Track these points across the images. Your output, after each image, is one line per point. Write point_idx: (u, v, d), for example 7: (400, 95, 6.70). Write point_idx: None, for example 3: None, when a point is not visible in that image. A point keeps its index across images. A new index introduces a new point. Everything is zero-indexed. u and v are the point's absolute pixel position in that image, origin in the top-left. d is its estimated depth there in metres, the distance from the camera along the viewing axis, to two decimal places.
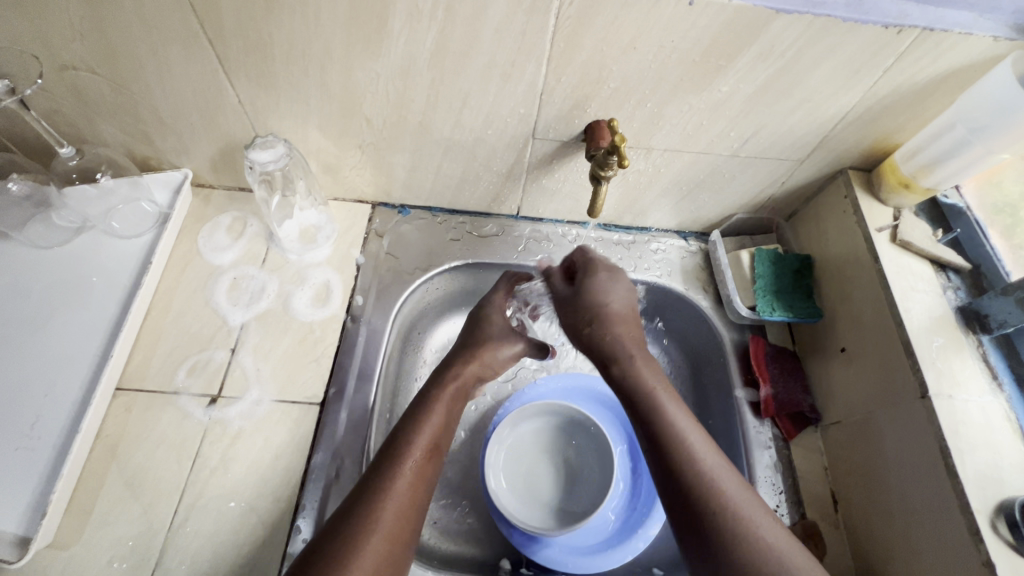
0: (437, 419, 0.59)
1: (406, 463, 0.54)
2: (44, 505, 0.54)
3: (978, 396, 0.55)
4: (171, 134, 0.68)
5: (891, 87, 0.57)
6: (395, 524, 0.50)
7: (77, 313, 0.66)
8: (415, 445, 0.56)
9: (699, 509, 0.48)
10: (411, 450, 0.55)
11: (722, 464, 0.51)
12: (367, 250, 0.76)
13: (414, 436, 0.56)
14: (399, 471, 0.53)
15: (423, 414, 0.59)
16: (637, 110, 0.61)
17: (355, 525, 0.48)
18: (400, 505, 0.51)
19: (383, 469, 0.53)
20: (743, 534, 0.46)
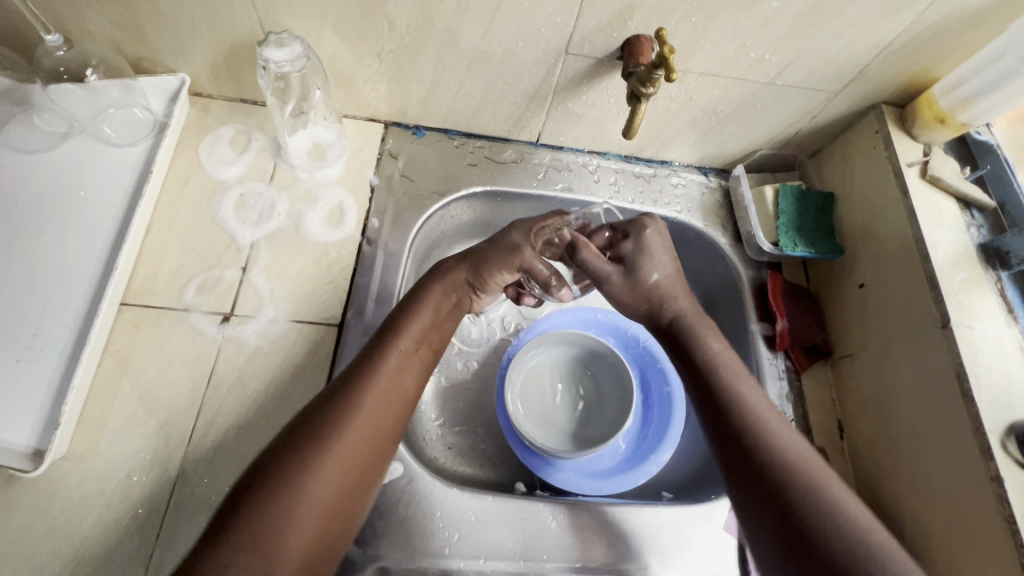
0: (430, 314, 0.57)
1: (385, 362, 0.52)
2: (56, 417, 0.52)
3: (995, 327, 0.56)
4: (168, 30, 0.61)
5: (945, 11, 0.55)
6: (378, 422, 0.50)
7: (73, 223, 0.62)
8: (390, 355, 0.53)
9: (746, 452, 0.48)
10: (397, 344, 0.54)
11: (769, 409, 0.51)
12: (380, 171, 0.73)
13: (395, 340, 0.54)
14: (376, 374, 0.51)
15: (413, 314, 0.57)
16: (680, 25, 0.58)
17: (335, 419, 0.48)
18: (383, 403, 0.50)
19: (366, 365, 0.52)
20: (818, 504, 0.44)
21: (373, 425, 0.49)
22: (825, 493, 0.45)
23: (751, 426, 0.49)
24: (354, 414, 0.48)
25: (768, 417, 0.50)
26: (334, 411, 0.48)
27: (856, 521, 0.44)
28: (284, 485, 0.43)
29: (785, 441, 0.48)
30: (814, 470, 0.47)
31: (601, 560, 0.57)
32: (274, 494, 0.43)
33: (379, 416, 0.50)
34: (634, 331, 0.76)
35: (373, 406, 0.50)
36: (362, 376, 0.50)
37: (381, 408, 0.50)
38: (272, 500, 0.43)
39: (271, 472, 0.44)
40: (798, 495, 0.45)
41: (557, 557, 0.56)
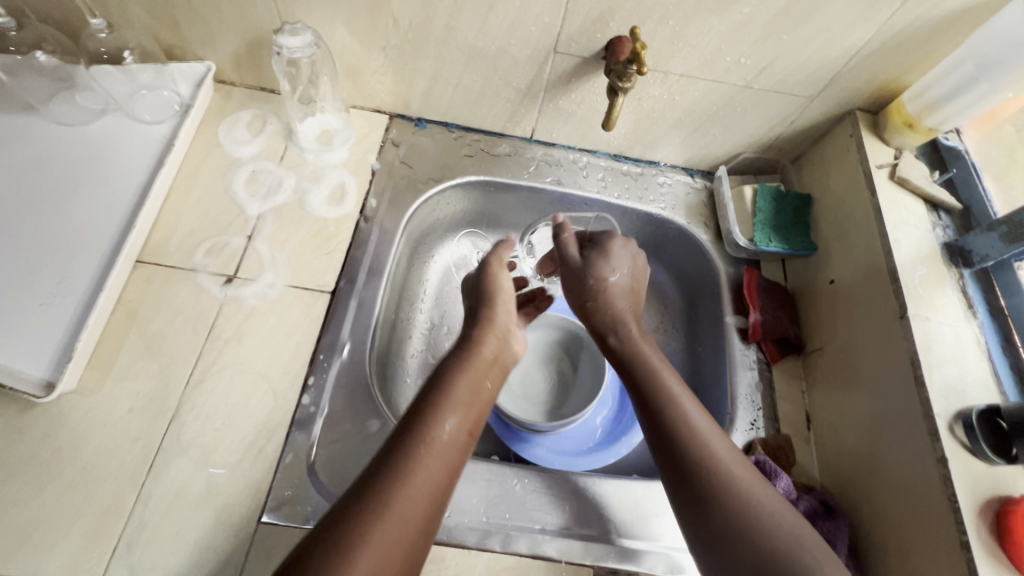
0: (488, 355, 0.59)
1: (428, 440, 0.48)
2: (69, 353, 0.57)
3: (953, 320, 0.58)
4: (198, 21, 0.68)
5: (907, 20, 0.59)
6: (454, 450, 0.49)
7: (102, 188, 0.68)
8: (434, 432, 0.49)
9: (691, 477, 0.50)
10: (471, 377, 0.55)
11: (716, 436, 0.53)
12: (382, 157, 0.78)
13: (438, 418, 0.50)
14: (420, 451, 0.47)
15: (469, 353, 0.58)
16: (659, 27, 0.63)
17: (413, 450, 0.47)
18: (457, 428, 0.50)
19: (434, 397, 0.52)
20: (749, 519, 0.47)
21: (443, 454, 0.48)
22: (748, 500, 0.48)
23: (694, 456, 0.51)
24: (431, 442, 0.48)
25: (710, 439, 0.52)
26: (403, 444, 0.47)
27: (771, 516, 0.47)
28: (367, 524, 0.42)
29: (732, 464, 0.50)
30: (750, 490, 0.49)
31: (562, 524, 0.59)
32: (348, 533, 0.41)
33: (451, 443, 0.49)
34: None
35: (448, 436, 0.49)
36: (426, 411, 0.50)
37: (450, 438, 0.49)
38: (345, 539, 0.41)
39: (349, 515, 0.42)
40: (728, 512, 0.48)
41: (519, 517, 0.59)
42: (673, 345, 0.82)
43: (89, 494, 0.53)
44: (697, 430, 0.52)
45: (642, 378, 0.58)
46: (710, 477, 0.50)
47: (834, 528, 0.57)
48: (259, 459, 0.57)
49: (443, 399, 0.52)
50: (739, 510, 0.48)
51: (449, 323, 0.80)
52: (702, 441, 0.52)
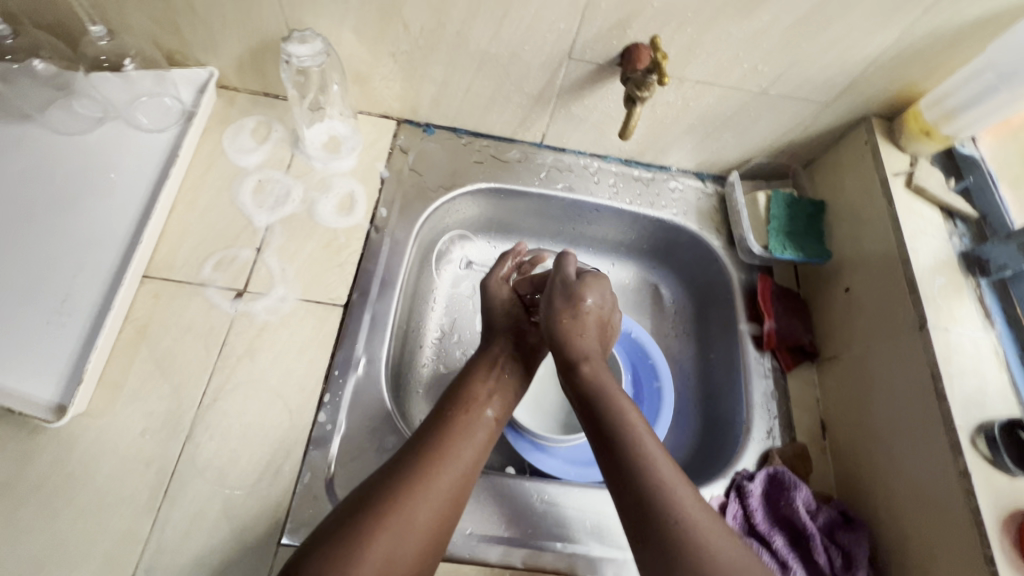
0: (494, 386, 0.62)
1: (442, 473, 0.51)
2: (79, 375, 0.56)
3: (972, 331, 0.59)
4: (201, 26, 0.66)
5: (928, 29, 0.58)
6: (458, 483, 0.52)
7: (104, 200, 0.66)
8: (449, 465, 0.52)
9: (646, 518, 0.48)
10: (462, 411, 0.58)
11: (679, 480, 0.50)
12: (391, 164, 0.77)
13: (457, 453, 0.53)
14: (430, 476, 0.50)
15: (474, 383, 0.61)
16: (676, 34, 0.62)
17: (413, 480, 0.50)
18: (461, 462, 0.53)
19: (444, 432, 0.55)
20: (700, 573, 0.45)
21: (444, 489, 0.51)
22: (702, 557, 0.45)
23: (654, 497, 0.48)
24: (433, 477, 0.50)
25: (671, 481, 0.49)
26: (406, 471, 0.50)
27: (734, 575, 0.44)
28: (361, 541, 0.45)
29: (683, 502, 0.48)
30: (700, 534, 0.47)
31: (584, 539, 0.59)
32: (343, 547, 0.45)
33: (454, 477, 0.52)
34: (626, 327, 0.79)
35: (452, 474, 0.52)
36: (433, 445, 0.53)
37: (454, 472, 0.52)
38: (345, 554, 0.45)
39: (343, 526, 0.46)
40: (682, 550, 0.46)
41: (542, 534, 0.59)
42: (685, 352, 0.82)
43: (104, 520, 0.52)
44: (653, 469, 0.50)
45: (603, 414, 0.55)
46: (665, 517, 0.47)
47: (854, 539, 0.58)
48: (277, 479, 0.56)
49: (448, 437, 0.54)
50: (683, 546, 0.46)
51: (460, 331, 0.79)
52: (667, 490, 0.49)
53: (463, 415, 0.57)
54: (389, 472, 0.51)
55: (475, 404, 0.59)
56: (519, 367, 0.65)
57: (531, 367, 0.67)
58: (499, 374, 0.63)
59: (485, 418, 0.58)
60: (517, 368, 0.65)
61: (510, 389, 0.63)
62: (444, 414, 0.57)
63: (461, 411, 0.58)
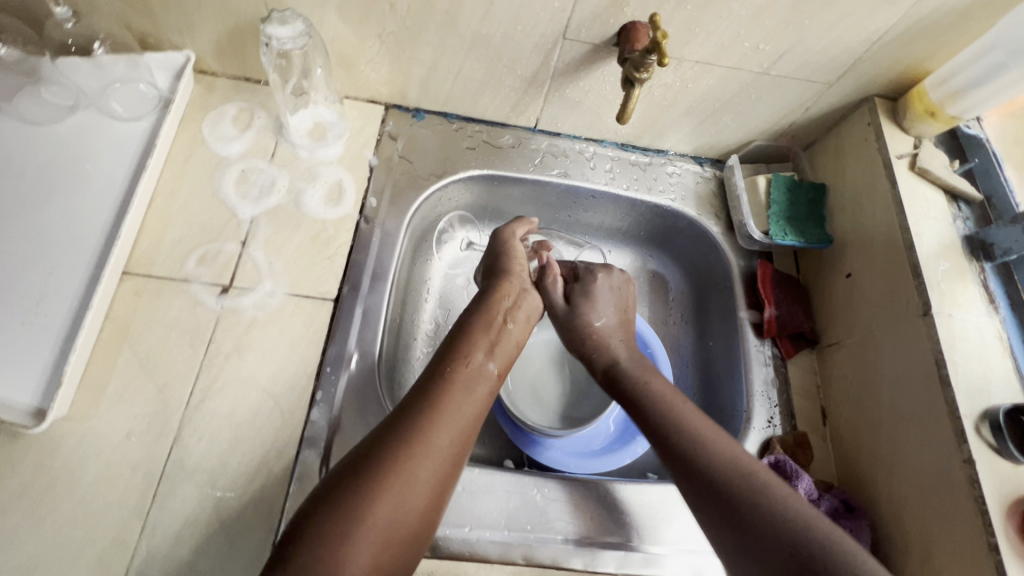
0: (490, 341, 0.59)
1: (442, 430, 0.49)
2: (58, 378, 0.54)
3: (976, 316, 0.58)
4: (175, 7, 0.62)
5: (936, 4, 0.56)
6: (455, 441, 0.49)
7: (79, 193, 0.63)
8: (446, 422, 0.50)
9: (701, 471, 0.50)
10: (461, 367, 0.55)
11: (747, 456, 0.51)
12: (380, 152, 0.74)
13: (455, 410, 0.51)
14: (430, 434, 0.48)
15: (472, 338, 0.58)
16: (676, 12, 0.59)
17: (410, 438, 0.47)
18: (459, 418, 0.51)
19: (437, 387, 0.52)
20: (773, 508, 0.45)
21: (443, 446, 0.48)
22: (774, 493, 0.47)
23: (694, 449, 0.52)
24: (429, 434, 0.48)
25: (715, 445, 0.52)
26: (402, 430, 0.47)
27: (790, 507, 0.45)
28: (362, 503, 0.42)
29: (753, 467, 0.49)
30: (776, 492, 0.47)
31: (584, 532, 0.59)
32: (344, 513, 0.41)
33: (452, 433, 0.49)
34: None
35: (449, 433, 0.49)
36: (428, 401, 0.50)
37: (451, 428, 0.50)
38: (341, 515, 0.41)
39: (341, 487, 0.43)
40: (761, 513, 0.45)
41: (541, 529, 0.58)
42: (684, 340, 0.81)
43: (92, 526, 0.51)
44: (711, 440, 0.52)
45: (638, 398, 0.59)
46: (740, 483, 0.48)
47: (854, 527, 0.58)
48: (270, 480, 0.55)
49: (444, 392, 0.52)
50: (773, 506, 0.45)
51: (455, 323, 0.78)
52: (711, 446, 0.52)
53: (458, 370, 0.55)
54: (387, 429, 0.48)
55: (472, 357, 0.56)
56: (518, 322, 0.64)
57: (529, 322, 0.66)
58: (497, 329, 0.61)
59: (483, 371, 0.56)
60: (515, 324, 0.64)
61: (506, 344, 0.61)
62: (438, 370, 0.54)
63: (458, 367, 0.55)
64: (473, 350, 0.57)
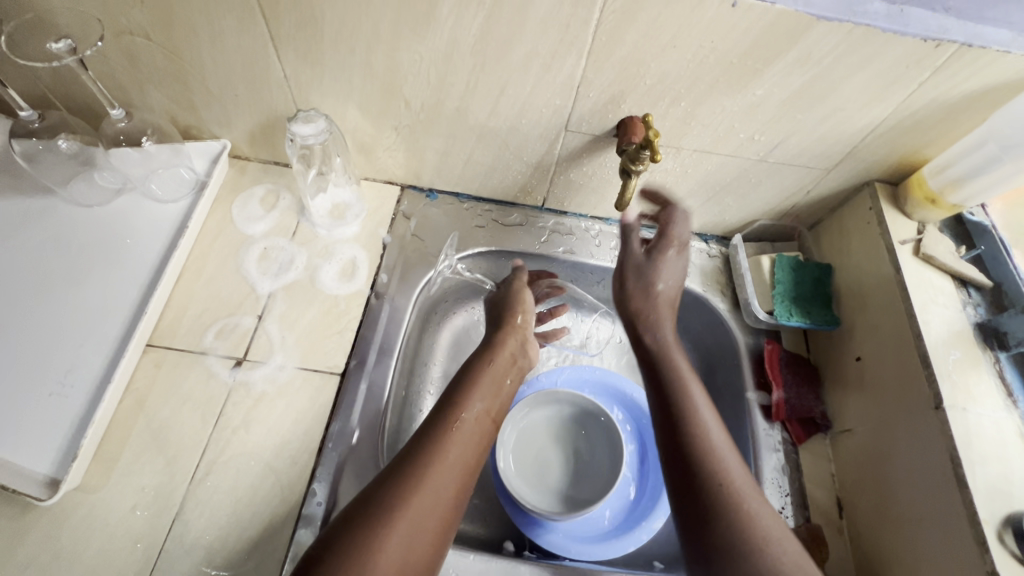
0: (489, 387, 0.63)
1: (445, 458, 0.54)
2: (75, 449, 0.56)
3: (992, 411, 0.55)
4: (215, 103, 0.70)
5: (924, 101, 0.58)
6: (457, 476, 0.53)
7: (115, 269, 0.69)
8: (448, 455, 0.54)
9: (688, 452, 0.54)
10: (461, 416, 0.58)
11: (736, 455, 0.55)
12: (394, 230, 0.78)
13: (452, 442, 0.55)
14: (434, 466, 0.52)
15: (471, 384, 0.62)
16: (672, 108, 0.62)
17: (409, 484, 0.50)
18: (458, 455, 0.55)
19: (436, 435, 0.55)
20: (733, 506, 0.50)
21: (444, 488, 0.52)
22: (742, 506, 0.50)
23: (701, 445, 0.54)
24: (435, 471, 0.52)
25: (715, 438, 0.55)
26: (408, 469, 0.52)
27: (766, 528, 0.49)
28: (371, 548, 0.46)
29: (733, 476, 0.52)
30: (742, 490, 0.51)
31: None
32: (357, 548, 0.45)
33: (452, 471, 0.53)
34: (637, 395, 0.78)
35: (448, 479, 0.53)
36: (427, 447, 0.54)
37: (450, 474, 0.53)
38: (347, 562, 0.44)
39: (345, 532, 0.47)
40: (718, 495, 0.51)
41: None
42: None
43: None
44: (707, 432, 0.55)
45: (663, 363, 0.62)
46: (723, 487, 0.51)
47: None
48: (265, 560, 0.55)
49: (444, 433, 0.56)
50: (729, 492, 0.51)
51: None
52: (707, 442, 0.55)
53: (456, 416, 0.58)
54: (392, 469, 0.52)
55: (470, 401, 0.60)
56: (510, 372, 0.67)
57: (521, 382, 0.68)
58: (496, 381, 0.64)
59: (477, 418, 0.59)
60: (512, 379, 0.67)
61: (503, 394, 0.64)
62: (438, 417, 0.57)
63: (455, 414, 0.58)
64: (471, 397, 0.60)
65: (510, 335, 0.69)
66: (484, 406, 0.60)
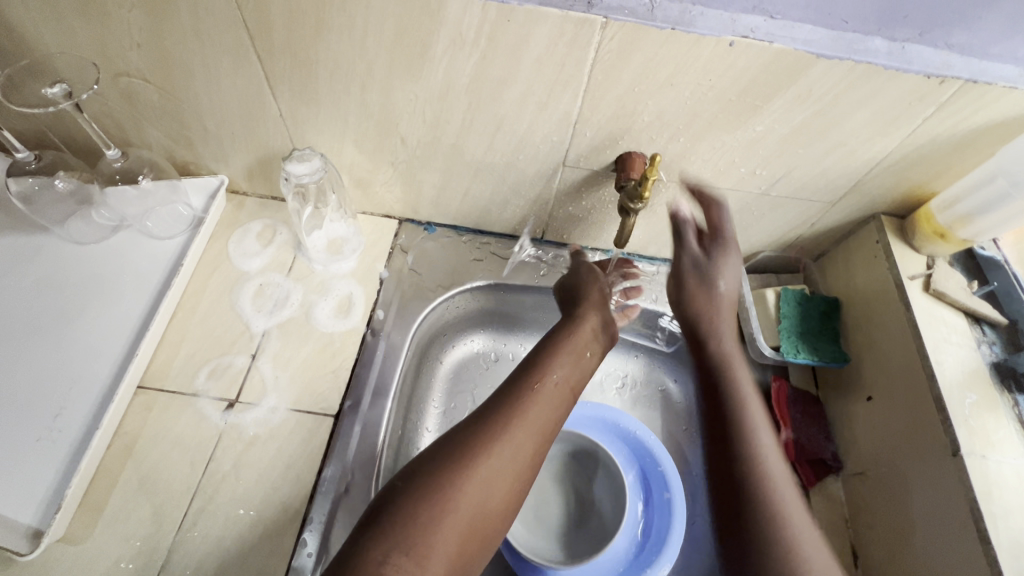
0: (569, 358, 0.61)
1: (523, 420, 0.52)
2: (59, 498, 0.55)
3: (1014, 458, 0.53)
4: (212, 141, 0.70)
5: (929, 136, 0.57)
6: (535, 440, 0.52)
7: (108, 308, 0.68)
8: (528, 419, 0.53)
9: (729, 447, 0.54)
10: (542, 381, 0.57)
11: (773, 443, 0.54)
12: (391, 264, 0.77)
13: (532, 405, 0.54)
14: (512, 429, 0.51)
15: (551, 354, 0.60)
16: (670, 144, 0.61)
17: (491, 434, 0.50)
18: (540, 419, 0.54)
19: (520, 392, 0.55)
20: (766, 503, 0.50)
21: (525, 443, 0.51)
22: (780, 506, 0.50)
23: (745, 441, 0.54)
24: (510, 432, 0.51)
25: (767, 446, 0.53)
26: (482, 429, 0.51)
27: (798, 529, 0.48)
28: (450, 488, 0.46)
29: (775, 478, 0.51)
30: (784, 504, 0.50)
31: None
32: (429, 496, 0.46)
33: (530, 437, 0.52)
34: (639, 433, 0.73)
35: (529, 435, 0.52)
36: (510, 403, 0.53)
37: (530, 435, 0.52)
38: (430, 500, 0.45)
39: (428, 471, 0.47)
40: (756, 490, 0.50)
41: None
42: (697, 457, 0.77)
43: None
44: (755, 440, 0.54)
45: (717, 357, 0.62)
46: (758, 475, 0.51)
47: None
48: None
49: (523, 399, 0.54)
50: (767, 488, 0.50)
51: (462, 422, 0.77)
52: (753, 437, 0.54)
53: (538, 378, 0.57)
54: (471, 425, 0.52)
55: (551, 370, 0.58)
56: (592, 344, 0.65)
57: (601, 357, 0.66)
58: (578, 350, 0.62)
59: (559, 382, 0.58)
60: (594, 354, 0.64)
61: (584, 364, 0.62)
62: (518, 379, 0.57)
63: (535, 379, 0.57)
64: (551, 365, 0.59)
65: (591, 313, 0.67)
66: (564, 376, 0.59)
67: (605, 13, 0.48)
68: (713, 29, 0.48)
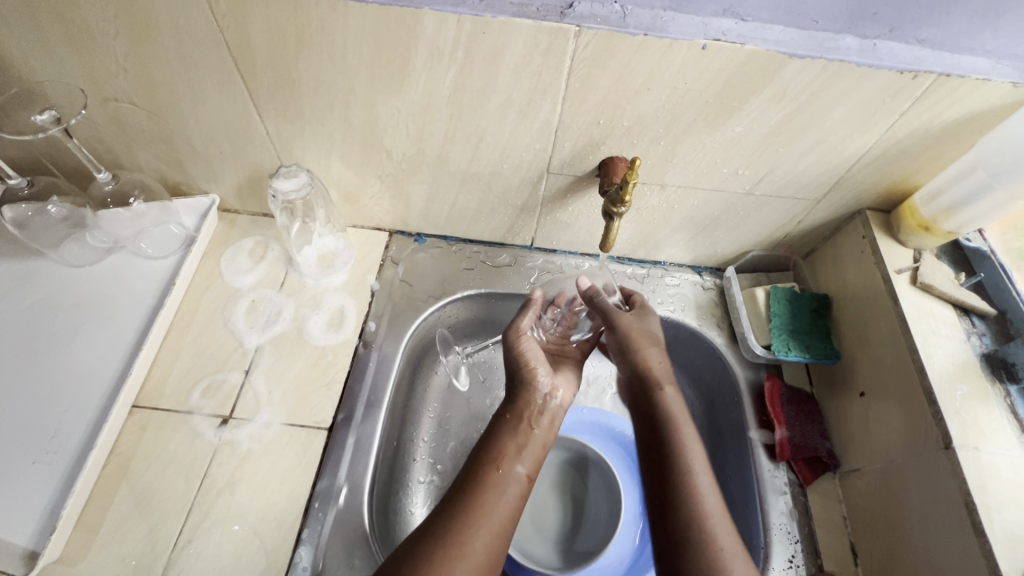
0: (517, 444, 0.59)
1: (479, 527, 0.50)
2: (54, 520, 0.55)
3: (1007, 449, 0.52)
4: (201, 161, 0.71)
5: (907, 130, 0.57)
6: (491, 542, 0.50)
7: (102, 329, 0.69)
8: (483, 522, 0.51)
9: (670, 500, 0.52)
10: (491, 475, 0.55)
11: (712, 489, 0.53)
12: (382, 276, 0.78)
13: (486, 506, 0.52)
14: (466, 535, 0.49)
15: (501, 444, 0.58)
16: (651, 147, 0.62)
17: (444, 549, 0.48)
18: (495, 519, 0.51)
19: (470, 495, 0.53)
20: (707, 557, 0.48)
21: (479, 554, 0.49)
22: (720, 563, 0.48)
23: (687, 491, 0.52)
24: (464, 540, 0.49)
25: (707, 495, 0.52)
26: (439, 535, 0.49)
27: None
28: None
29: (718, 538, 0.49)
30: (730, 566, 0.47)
31: None
32: None
33: (487, 539, 0.50)
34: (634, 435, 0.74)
35: (483, 542, 0.49)
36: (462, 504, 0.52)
37: (486, 536, 0.50)
38: None
39: None
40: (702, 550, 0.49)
41: None
42: None
43: None
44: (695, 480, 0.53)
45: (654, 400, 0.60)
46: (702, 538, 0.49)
47: None
48: None
49: (476, 497, 0.52)
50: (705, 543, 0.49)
51: (457, 431, 0.77)
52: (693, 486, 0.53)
53: (489, 473, 0.55)
54: (424, 533, 0.50)
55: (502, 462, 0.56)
56: (542, 426, 0.62)
57: (554, 430, 0.63)
58: (523, 436, 0.60)
59: (509, 477, 0.55)
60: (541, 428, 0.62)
61: (534, 447, 0.59)
62: (470, 475, 0.55)
63: (485, 473, 0.55)
64: (502, 456, 0.57)
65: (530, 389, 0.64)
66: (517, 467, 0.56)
67: (577, 22, 0.49)
68: (685, 34, 0.49)
